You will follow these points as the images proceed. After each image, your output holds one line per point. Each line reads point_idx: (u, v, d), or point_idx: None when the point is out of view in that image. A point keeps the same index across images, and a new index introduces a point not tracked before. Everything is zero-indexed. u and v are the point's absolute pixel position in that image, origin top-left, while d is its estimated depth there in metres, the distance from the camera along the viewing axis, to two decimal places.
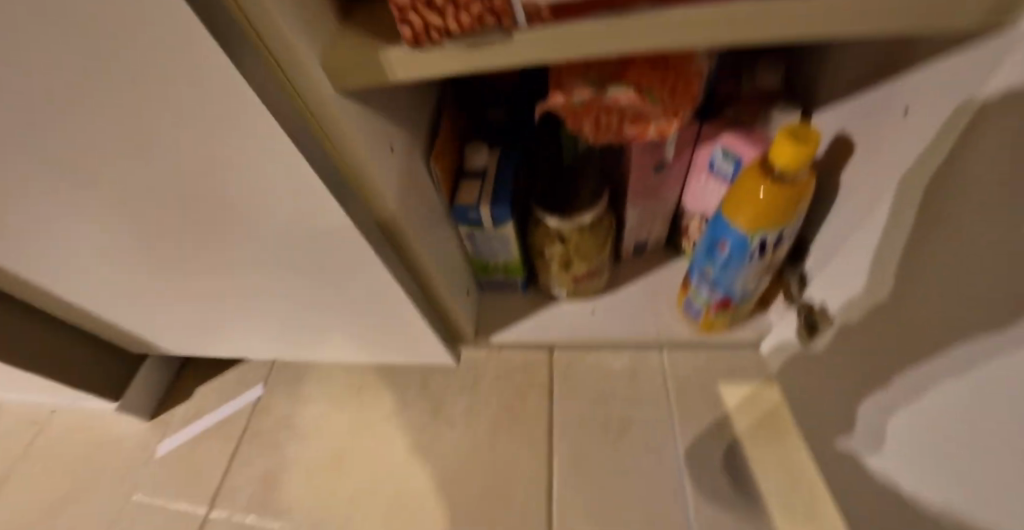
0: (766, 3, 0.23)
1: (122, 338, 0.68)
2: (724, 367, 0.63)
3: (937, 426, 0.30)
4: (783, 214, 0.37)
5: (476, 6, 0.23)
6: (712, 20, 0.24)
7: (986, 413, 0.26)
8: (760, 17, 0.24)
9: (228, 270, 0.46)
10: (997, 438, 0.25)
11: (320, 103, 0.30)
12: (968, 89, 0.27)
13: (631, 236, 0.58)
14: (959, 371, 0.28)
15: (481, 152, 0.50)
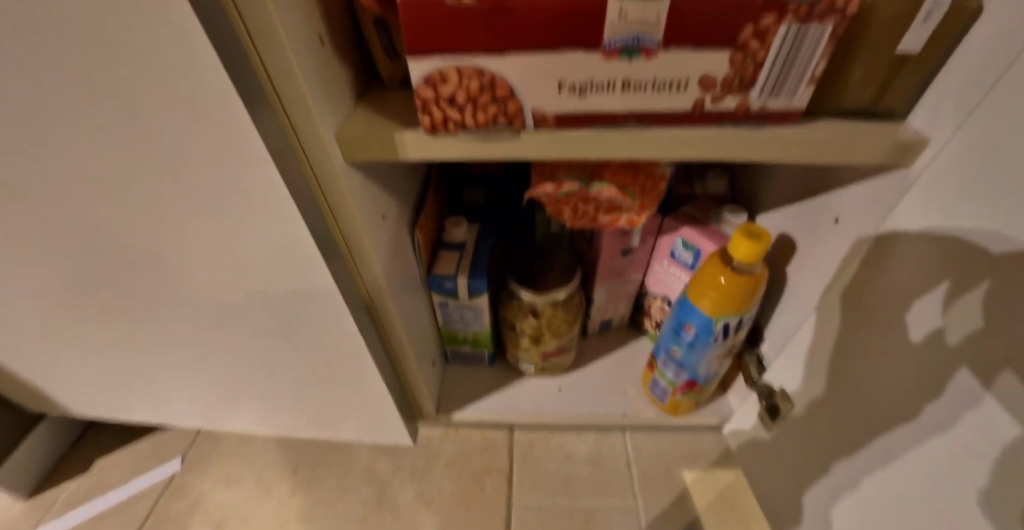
0: (729, 127, 0.29)
1: (28, 398, 0.59)
2: (683, 452, 0.63)
3: (875, 511, 0.33)
4: (743, 302, 0.41)
5: (492, 107, 0.27)
6: (689, 138, 0.29)
7: (923, 498, 0.28)
8: (727, 139, 0.29)
9: (184, 326, 0.43)
10: (935, 522, 0.27)
11: (327, 169, 0.31)
12: (886, 207, 0.33)
13: (598, 315, 0.60)
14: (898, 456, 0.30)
15: (461, 227, 0.52)
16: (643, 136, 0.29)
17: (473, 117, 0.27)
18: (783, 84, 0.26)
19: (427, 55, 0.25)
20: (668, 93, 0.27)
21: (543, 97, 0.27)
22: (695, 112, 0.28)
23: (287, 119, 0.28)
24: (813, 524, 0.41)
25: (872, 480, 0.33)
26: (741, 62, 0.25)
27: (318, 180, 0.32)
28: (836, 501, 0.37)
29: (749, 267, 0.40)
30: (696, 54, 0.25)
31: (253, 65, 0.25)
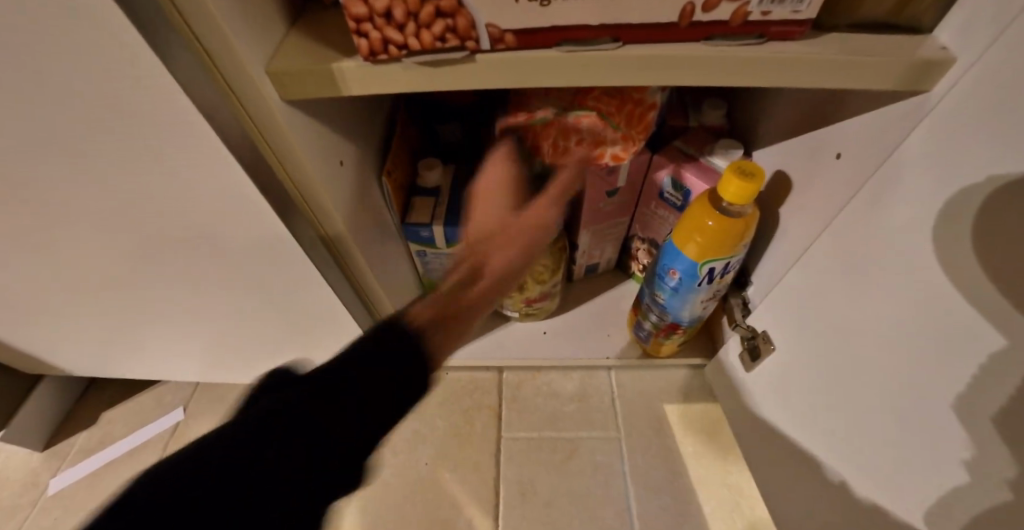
0: (722, 45, 0.24)
1: (14, 360, 0.60)
2: (668, 388, 0.64)
3: (868, 433, 0.32)
4: (730, 244, 0.39)
5: (438, 24, 0.22)
6: (674, 58, 0.25)
7: (923, 422, 0.27)
8: (719, 61, 0.25)
9: (145, 289, 0.41)
10: (937, 446, 0.27)
11: (263, 110, 0.27)
12: (894, 138, 0.29)
13: (583, 260, 0.58)
14: (892, 382, 0.29)
15: (434, 169, 0.48)
16: (619, 57, 0.25)
17: (417, 36, 0.23)
18: None
19: None
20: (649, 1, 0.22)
21: (499, 12, 0.22)
22: (683, 23, 0.24)
23: (208, 56, 0.24)
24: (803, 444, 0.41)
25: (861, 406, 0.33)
26: None
27: (257, 127, 0.28)
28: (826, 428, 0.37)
29: (739, 208, 0.37)
30: None
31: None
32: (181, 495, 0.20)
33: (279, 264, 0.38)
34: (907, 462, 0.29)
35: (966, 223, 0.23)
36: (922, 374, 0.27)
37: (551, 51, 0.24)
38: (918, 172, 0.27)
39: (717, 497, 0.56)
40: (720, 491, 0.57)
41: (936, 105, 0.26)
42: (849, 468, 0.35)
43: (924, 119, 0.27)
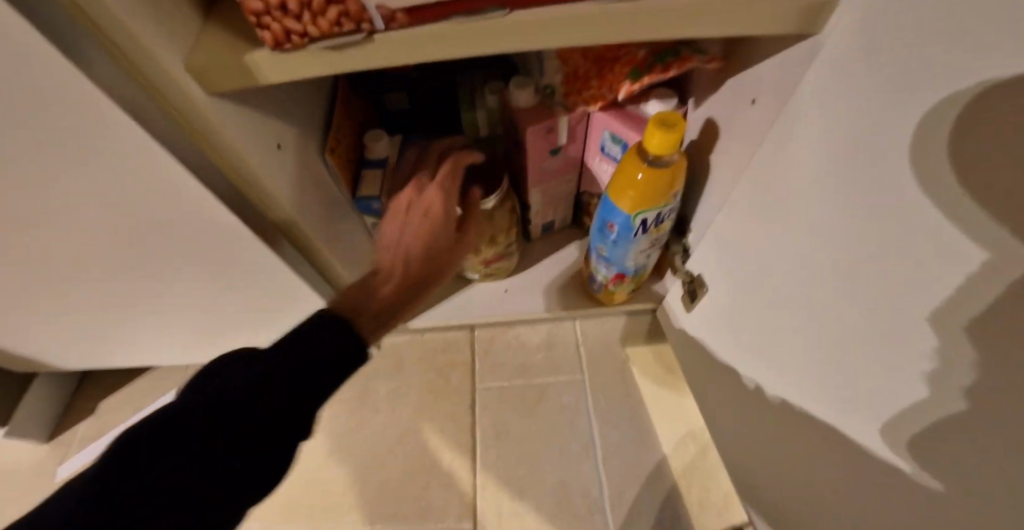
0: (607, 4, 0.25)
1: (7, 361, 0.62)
2: (626, 332, 0.72)
3: (823, 357, 0.32)
4: (659, 194, 0.42)
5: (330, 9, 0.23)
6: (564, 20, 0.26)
7: (869, 340, 0.27)
8: (607, 18, 0.26)
9: (117, 286, 0.44)
10: (881, 361, 0.26)
11: (185, 101, 0.28)
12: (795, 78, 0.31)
13: (538, 217, 0.63)
14: (840, 301, 0.29)
15: (381, 141, 0.48)
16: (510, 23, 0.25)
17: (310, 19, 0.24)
18: None
19: None
20: None
21: None
22: None
23: (120, 51, 0.25)
24: (765, 373, 0.41)
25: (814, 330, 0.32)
26: None
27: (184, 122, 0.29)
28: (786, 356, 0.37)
29: (666, 160, 0.40)
30: None
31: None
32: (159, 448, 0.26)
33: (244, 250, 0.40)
34: (858, 383, 0.29)
35: (868, 153, 0.24)
36: (863, 290, 0.26)
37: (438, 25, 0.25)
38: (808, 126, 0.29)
39: (666, 421, 0.66)
40: (668, 416, 0.66)
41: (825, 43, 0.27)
42: (806, 391, 0.35)
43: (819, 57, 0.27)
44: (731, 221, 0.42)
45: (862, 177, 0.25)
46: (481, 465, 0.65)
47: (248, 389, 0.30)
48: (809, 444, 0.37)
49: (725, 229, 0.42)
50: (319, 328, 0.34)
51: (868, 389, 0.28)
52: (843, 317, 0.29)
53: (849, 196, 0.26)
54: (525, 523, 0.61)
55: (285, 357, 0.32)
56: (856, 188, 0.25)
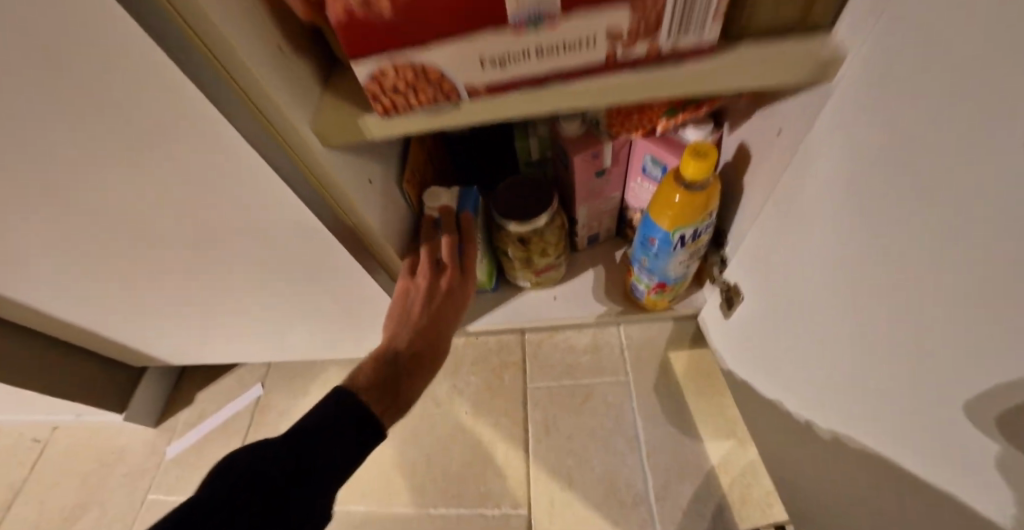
0: (641, 71, 0.31)
1: (119, 350, 0.76)
2: (670, 337, 0.76)
3: (887, 390, 0.30)
4: (694, 215, 0.47)
5: (428, 89, 0.31)
6: (607, 86, 0.32)
7: (924, 364, 0.26)
8: (641, 82, 0.32)
9: (219, 287, 0.54)
10: (942, 381, 0.25)
11: (291, 130, 0.34)
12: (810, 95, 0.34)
13: (583, 231, 0.69)
14: (885, 324, 0.29)
15: (442, 191, 0.54)
16: (565, 90, 0.32)
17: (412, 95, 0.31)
18: (690, 22, 0.28)
19: (367, 57, 0.28)
20: (580, 50, 0.29)
21: (470, 74, 0.30)
22: (610, 60, 0.30)
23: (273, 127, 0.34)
24: (841, 415, 0.38)
25: (874, 359, 0.31)
26: (645, 12, 0.27)
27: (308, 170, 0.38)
28: (852, 387, 0.35)
29: (700, 186, 0.45)
30: (594, 20, 0.27)
31: (203, 53, 0.28)
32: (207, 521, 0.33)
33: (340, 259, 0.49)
34: (933, 414, 0.27)
35: (870, 173, 0.27)
36: (899, 310, 0.27)
37: (508, 96, 0.32)
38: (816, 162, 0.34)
39: (709, 422, 0.70)
40: (712, 416, 0.70)
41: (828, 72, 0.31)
42: (884, 431, 0.32)
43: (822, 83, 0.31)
44: (776, 240, 0.42)
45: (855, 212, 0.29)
46: (531, 456, 0.72)
47: (269, 474, 0.37)
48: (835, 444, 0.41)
49: (770, 248, 0.43)
50: (338, 411, 0.42)
51: (943, 421, 0.26)
52: (852, 329, 0.33)
53: (862, 212, 0.29)
54: (572, 510, 0.67)
55: (308, 443, 0.39)
56: (868, 204, 0.28)
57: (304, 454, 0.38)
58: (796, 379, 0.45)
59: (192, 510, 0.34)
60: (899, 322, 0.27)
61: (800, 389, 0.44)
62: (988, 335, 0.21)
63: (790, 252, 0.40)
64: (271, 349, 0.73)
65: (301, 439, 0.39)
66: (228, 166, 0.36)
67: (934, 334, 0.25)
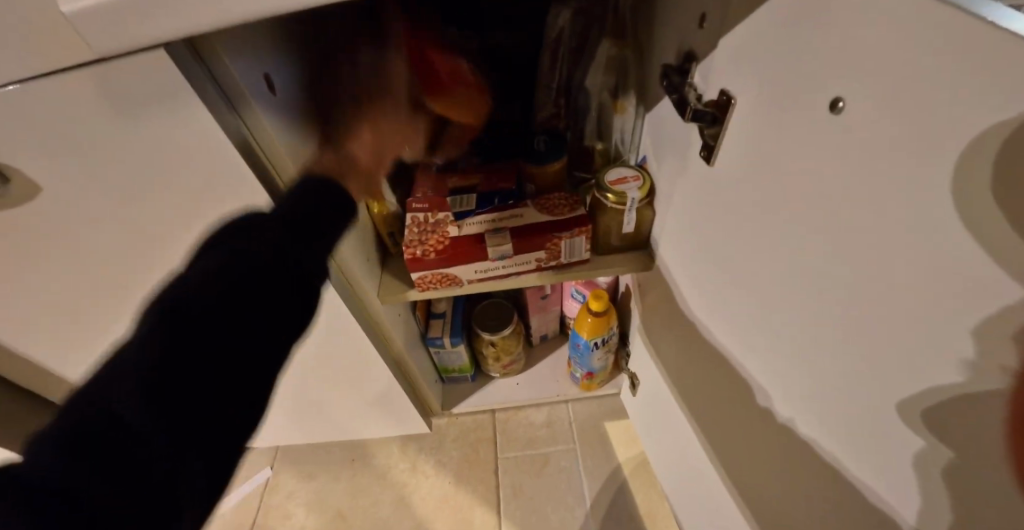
0: (554, 273, 0.62)
1: None
2: (607, 410, 1.02)
3: (838, 434, 0.34)
4: (601, 329, 0.76)
5: (444, 281, 0.60)
6: (538, 278, 0.62)
7: (836, 403, 0.33)
8: (555, 275, 0.62)
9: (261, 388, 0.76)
10: (854, 406, 0.32)
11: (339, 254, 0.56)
12: (671, 252, 0.56)
13: (536, 334, 0.97)
14: (785, 382, 0.39)
15: (442, 302, 0.87)
16: (516, 280, 0.62)
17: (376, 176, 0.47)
18: (574, 252, 0.59)
19: (417, 270, 0.57)
20: (523, 266, 0.59)
21: (467, 275, 0.59)
22: (538, 268, 0.61)
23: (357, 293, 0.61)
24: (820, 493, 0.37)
25: (800, 415, 0.38)
26: (551, 251, 0.58)
27: (365, 315, 0.65)
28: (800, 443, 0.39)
29: (601, 312, 0.74)
30: (527, 256, 0.58)
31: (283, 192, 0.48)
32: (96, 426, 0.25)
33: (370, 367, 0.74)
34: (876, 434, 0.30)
35: (723, 290, 0.46)
36: (783, 373, 0.39)
37: (489, 282, 0.62)
38: (659, 307, 0.66)
39: (637, 476, 0.94)
40: (639, 471, 0.95)
41: (671, 251, 0.56)
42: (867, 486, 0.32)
43: (675, 247, 0.55)
44: (701, 335, 0.53)
45: (678, 332, 0.60)
46: (502, 514, 0.92)
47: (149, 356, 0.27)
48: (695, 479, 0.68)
49: (694, 341, 0.55)
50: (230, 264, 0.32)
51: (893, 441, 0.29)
52: (685, 396, 0.62)
53: (735, 314, 0.45)
54: None
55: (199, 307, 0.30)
56: (732, 310, 0.45)
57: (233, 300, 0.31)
58: (677, 438, 0.71)
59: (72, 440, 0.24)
60: (701, 388, 0.57)
61: (675, 440, 0.71)
62: (858, 370, 0.30)
63: (705, 340, 0.53)
64: (294, 437, 0.92)
65: (178, 316, 0.29)
66: (327, 322, 0.62)
67: (819, 369, 0.34)
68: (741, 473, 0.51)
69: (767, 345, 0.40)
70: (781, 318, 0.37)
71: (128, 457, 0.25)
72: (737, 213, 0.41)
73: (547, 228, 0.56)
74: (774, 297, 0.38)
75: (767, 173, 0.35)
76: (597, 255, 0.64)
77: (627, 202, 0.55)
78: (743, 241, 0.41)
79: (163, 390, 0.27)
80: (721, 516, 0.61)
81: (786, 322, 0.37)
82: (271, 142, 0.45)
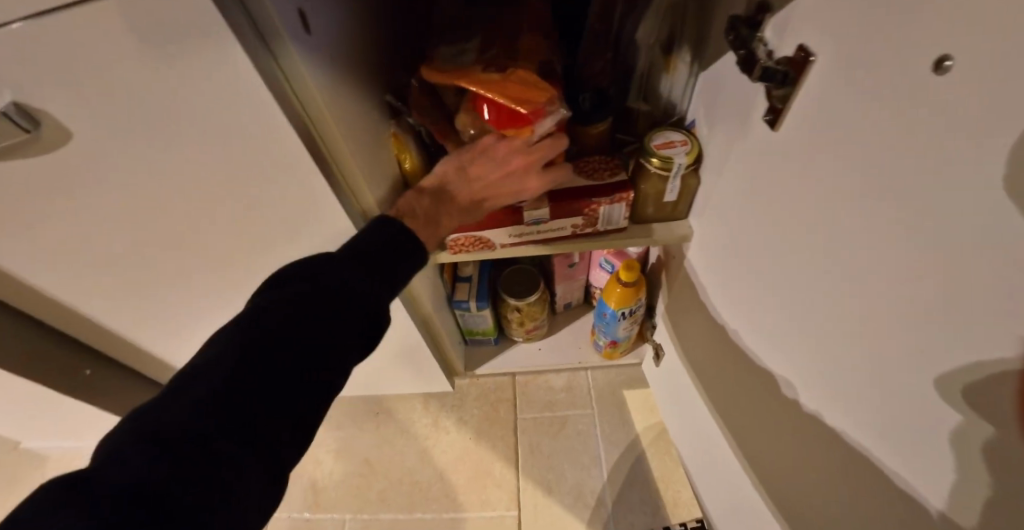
0: (589, 240, 0.60)
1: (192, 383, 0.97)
2: (626, 379, 1.02)
3: (865, 413, 0.35)
4: (631, 299, 0.75)
5: (477, 245, 0.59)
6: (574, 245, 0.61)
7: (870, 381, 0.34)
8: (591, 242, 0.61)
9: None
10: (881, 382, 0.33)
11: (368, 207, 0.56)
12: (708, 227, 0.57)
13: (561, 302, 0.97)
14: (819, 357, 0.39)
15: (468, 266, 0.86)
16: (550, 246, 0.61)
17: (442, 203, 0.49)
18: (613, 219, 0.57)
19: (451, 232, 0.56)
20: (559, 232, 0.58)
21: (500, 239, 0.58)
22: (575, 235, 0.59)
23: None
24: (848, 471, 0.39)
25: (830, 391, 0.39)
26: (589, 216, 0.56)
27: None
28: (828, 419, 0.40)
29: (632, 282, 0.73)
30: (564, 221, 0.56)
31: (317, 139, 0.49)
32: (153, 431, 0.31)
33: (397, 325, 0.75)
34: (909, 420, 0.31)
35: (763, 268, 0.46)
36: (819, 353, 0.39)
37: (522, 248, 0.61)
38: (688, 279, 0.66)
39: (653, 443, 0.95)
40: (655, 439, 0.96)
41: (707, 223, 0.56)
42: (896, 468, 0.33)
43: (713, 221, 0.55)
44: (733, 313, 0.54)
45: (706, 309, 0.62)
46: (520, 471, 0.95)
47: (207, 381, 0.35)
48: (712, 451, 0.68)
49: (725, 320, 0.56)
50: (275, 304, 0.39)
51: (923, 423, 0.30)
52: (708, 371, 0.64)
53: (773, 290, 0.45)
54: (551, 511, 0.91)
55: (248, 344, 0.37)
56: (772, 288, 0.45)
57: (282, 341, 0.38)
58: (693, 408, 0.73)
59: (126, 438, 0.31)
60: (729, 362, 0.58)
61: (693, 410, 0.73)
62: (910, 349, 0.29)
63: (737, 317, 0.53)
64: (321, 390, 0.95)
65: (238, 349, 0.37)
66: None
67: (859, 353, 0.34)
68: (760, 442, 0.53)
69: (808, 323, 0.40)
70: (814, 299, 0.38)
71: (177, 449, 0.31)
72: (794, 188, 0.39)
73: (587, 193, 0.54)
74: (821, 279, 0.37)
75: (829, 148, 0.34)
76: (635, 224, 0.62)
77: (673, 168, 0.53)
78: (796, 215, 0.39)
79: (219, 402, 0.34)
80: (733, 484, 0.63)
81: (829, 297, 0.37)
82: (309, 91, 0.45)
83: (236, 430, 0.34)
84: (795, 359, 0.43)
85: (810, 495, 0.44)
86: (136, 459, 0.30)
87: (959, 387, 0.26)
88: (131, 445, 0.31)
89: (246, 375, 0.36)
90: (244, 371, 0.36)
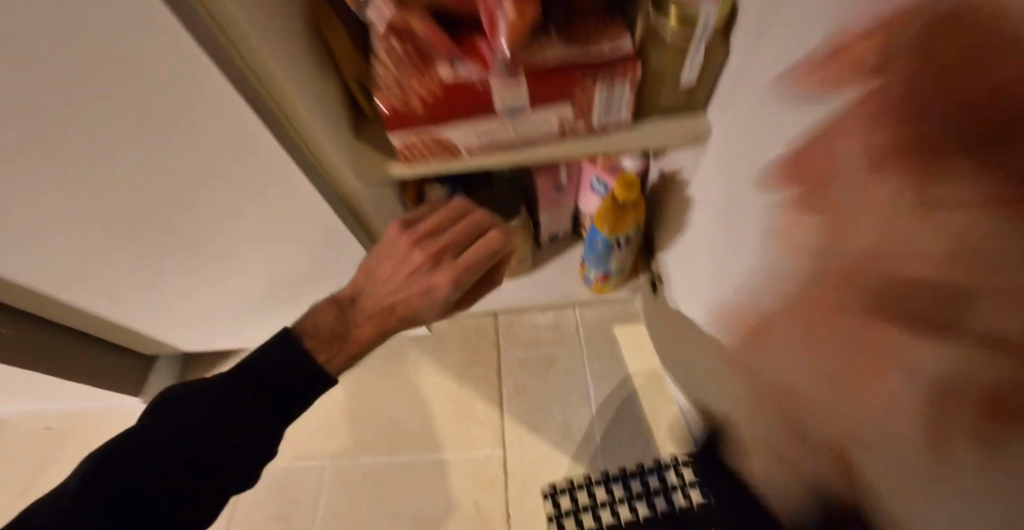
0: (577, 142, 0.48)
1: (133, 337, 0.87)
2: (618, 313, 0.94)
3: (823, 374, 0.31)
4: (627, 224, 0.64)
5: (437, 151, 0.48)
6: (558, 149, 0.49)
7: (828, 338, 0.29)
8: (581, 144, 0.49)
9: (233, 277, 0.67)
10: (845, 340, 0.27)
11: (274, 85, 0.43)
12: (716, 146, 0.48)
13: (546, 232, 0.85)
14: (786, 291, 0.35)
15: (436, 191, 0.71)
16: (528, 152, 0.49)
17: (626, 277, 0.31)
18: (612, 107, 0.44)
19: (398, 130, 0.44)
20: (540, 127, 0.46)
21: (465, 141, 0.46)
22: (560, 132, 0.47)
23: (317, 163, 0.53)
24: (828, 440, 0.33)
25: (786, 334, 0.35)
26: (580, 103, 0.43)
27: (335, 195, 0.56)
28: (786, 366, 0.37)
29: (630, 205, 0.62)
30: (543, 111, 0.44)
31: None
32: (113, 484, 0.41)
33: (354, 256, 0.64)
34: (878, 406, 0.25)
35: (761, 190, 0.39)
36: (787, 288, 0.35)
37: (493, 157, 0.50)
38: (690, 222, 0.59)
39: (646, 379, 0.89)
40: (648, 375, 0.89)
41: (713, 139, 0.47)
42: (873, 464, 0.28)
43: (723, 137, 0.46)
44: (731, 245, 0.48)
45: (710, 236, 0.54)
46: (505, 412, 0.89)
47: (149, 444, 0.43)
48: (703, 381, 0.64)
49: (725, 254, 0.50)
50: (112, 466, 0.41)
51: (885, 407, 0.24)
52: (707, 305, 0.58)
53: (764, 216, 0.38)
54: (537, 450, 0.85)
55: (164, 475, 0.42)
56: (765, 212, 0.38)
57: (172, 447, 0.43)
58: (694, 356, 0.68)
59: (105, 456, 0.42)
60: (723, 306, 0.51)
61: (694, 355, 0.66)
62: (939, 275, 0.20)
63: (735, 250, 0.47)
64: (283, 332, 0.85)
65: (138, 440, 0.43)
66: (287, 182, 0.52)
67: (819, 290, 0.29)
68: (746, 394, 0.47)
69: (789, 253, 0.33)
70: (790, 220, 0.33)
71: (113, 480, 0.41)
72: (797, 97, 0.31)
73: (579, 70, 0.41)
74: (806, 203, 0.30)
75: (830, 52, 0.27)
76: (640, 117, 0.49)
77: (698, 30, 0.39)
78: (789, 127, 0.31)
79: (173, 445, 0.43)
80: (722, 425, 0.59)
81: (805, 227, 0.31)
82: None
83: (191, 460, 0.43)
84: (770, 295, 0.38)
85: (800, 461, 0.38)
86: (134, 461, 0.42)
87: (940, 311, 0.18)
88: (89, 481, 0.41)
89: (191, 458, 0.43)
90: (187, 452, 0.43)
